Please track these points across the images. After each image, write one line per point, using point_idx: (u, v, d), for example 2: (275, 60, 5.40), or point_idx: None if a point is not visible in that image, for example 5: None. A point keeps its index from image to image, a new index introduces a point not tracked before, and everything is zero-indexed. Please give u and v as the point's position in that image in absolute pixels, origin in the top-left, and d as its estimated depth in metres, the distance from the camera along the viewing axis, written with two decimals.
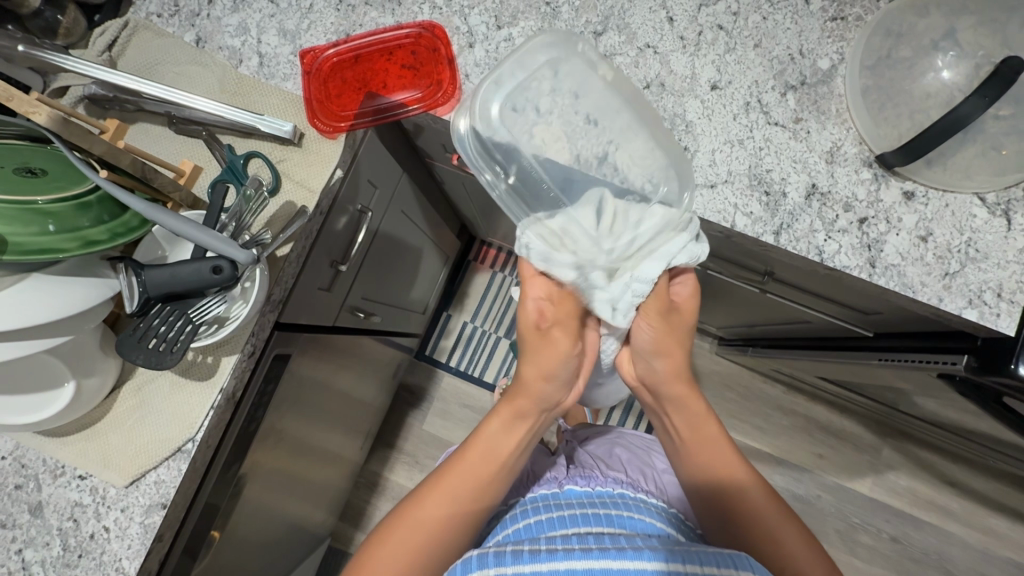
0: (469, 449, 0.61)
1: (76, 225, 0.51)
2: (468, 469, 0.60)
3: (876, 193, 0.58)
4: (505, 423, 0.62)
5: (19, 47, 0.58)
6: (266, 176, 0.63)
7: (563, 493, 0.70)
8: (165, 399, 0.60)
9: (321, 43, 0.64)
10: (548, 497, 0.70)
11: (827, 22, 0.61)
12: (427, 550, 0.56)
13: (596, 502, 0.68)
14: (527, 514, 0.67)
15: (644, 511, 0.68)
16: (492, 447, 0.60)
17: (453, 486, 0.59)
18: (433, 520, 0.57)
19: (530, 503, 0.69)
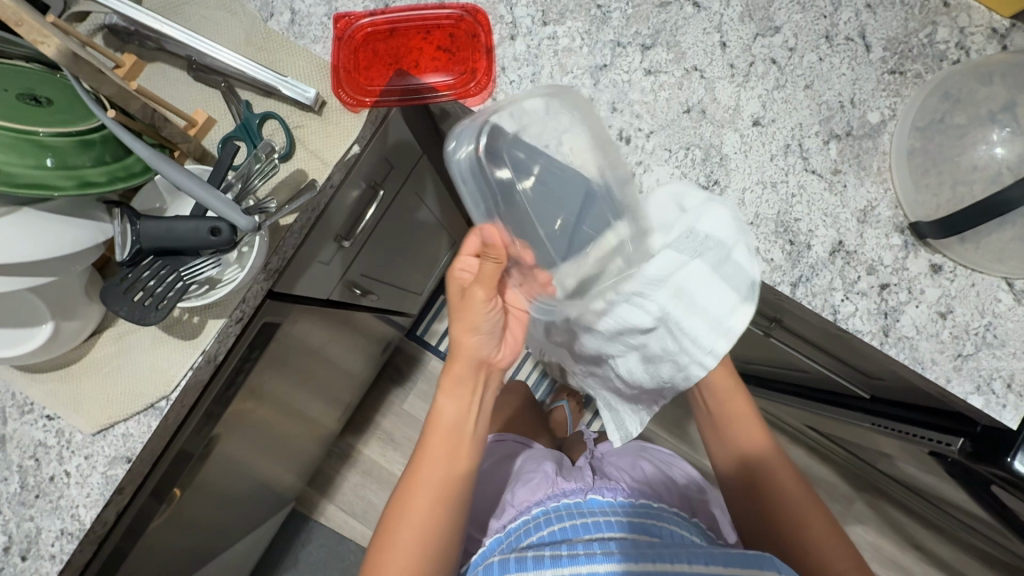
0: (428, 428, 0.64)
1: (75, 163, 0.48)
2: (438, 445, 0.62)
3: (902, 260, 0.56)
4: (452, 394, 0.63)
5: None
6: (279, 141, 0.60)
7: (587, 503, 0.70)
8: (145, 351, 0.59)
9: (357, 9, 0.61)
10: (572, 506, 0.70)
11: (884, 74, 0.59)
12: (432, 534, 0.60)
13: (620, 513, 0.68)
14: (552, 523, 0.68)
15: (666, 521, 0.69)
16: (449, 418, 0.63)
17: (428, 472, 0.61)
18: (420, 504, 0.60)
19: (554, 513, 0.70)
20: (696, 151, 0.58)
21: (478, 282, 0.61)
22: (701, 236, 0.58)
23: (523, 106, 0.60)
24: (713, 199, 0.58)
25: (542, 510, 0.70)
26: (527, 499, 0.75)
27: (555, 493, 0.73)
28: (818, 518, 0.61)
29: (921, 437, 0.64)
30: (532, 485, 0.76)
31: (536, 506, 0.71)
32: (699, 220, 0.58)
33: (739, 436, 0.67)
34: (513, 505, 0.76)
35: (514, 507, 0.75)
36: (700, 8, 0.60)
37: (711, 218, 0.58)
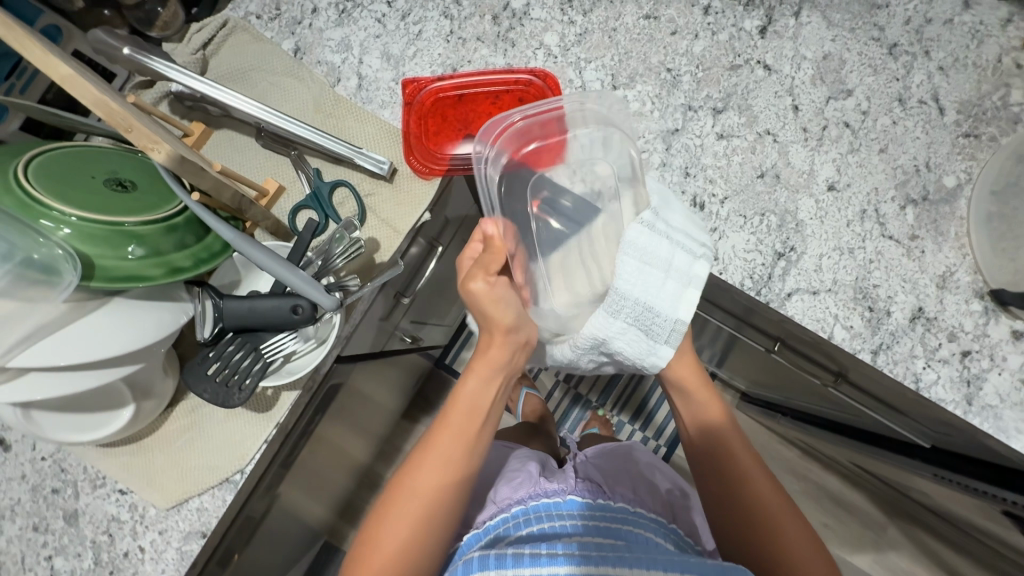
0: (450, 408, 0.56)
1: (161, 250, 0.48)
2: (454, 430, 0.55)
3: (983, 326, 0.56)
4: (483, 379, 0.56)
5: (124, 49, 0.54)
6: (351, 209, 0.60)
7: (567, 503, 0.67)
8: (218, 424, 0.58)
9: (426, 74, 0.62)
10: (550, 507, 0.67)
11: (959, 138, 0.58)
12: (432, 524, 0.53)
13: (601, 515, 0.65)
14: (530, 523, 0.65)
15: (644, 526, 0.66)
16: (475, 403, 0.56)
17: (438, 457, 0.54)
18: (426, 488, 0.53)
19: (534, 513, 0.66)
20: (771, 217, 0.58)
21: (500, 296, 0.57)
22: (778, 302, 0.57)
23: (596, 171, 0.60)
24: (790, 265, 0.57)
25: (523, 509, 0.67)
26: (508, 496, 0.71)
27: (538, 492, 0.69)
28: (786, 510, 0.55)
29: (993, 496, 0.64)
30: (514, 484, 0.72)
31: (516, 505, 0.68)
32: (776, 287, 0.57)
33: (698, 400, 0.61)
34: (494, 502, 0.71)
35: (495, 504, 0.71)
36: (771, 71, 0.60)
37: (788, 284, 0.57)
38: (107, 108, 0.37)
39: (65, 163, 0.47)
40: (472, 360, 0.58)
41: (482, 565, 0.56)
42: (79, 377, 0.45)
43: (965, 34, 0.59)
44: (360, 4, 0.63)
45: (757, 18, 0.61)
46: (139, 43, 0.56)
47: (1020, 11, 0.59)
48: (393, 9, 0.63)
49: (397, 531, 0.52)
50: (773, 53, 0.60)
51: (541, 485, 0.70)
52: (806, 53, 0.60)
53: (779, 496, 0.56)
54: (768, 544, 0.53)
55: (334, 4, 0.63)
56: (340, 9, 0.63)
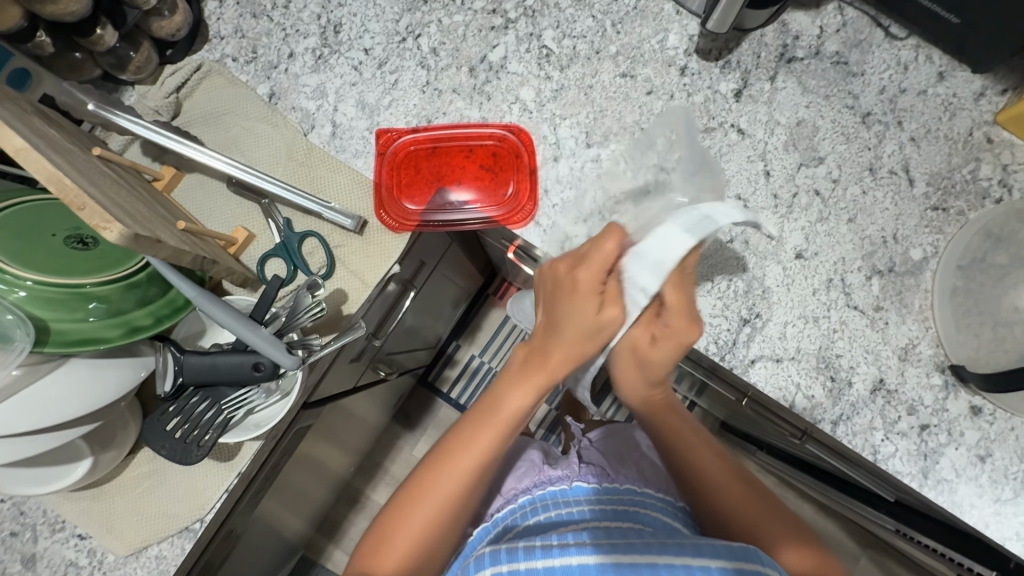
0: (488, 407, 0.56)
1: (121, 309, 0.48)
2: (492, 431, 0.56)
3: (943, 400, 0.56)
4: (527, 391, 0.55)
5: (88, 104, 0.56)
6: (320, 260, 0.60)
7: (573, 490, 0.66)
8: (179, 473, 0.58)
9: (400, 125, 0.62)
10: (557, 494, 0.66)
11: (927, 210, 0.59)
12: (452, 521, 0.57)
13: (607, 500, 0.64)
14: (536, 513, 0.65)
15: (654, 509, 0.64)
16: (514, 411, 0.56)
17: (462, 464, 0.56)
18: (451, 489, 0.56)
19: (541, 502, 0.66)
20: (738, 282, 0.59)
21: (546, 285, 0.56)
22: (742, 368, 0.58)
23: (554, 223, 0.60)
24: (755, 331, 0.58)
25: (529, 499, 0.67)
26: (514, 487, 0.70)
27: (542, 479, 0.68)
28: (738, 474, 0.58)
29: (959, 564, 0.67)
30: (518, 473, 0.71)
31: (522, 495, 0.68)
32: (740, 353, 0.58)
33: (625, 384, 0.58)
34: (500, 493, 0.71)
35: (501, 496, 0.70)
36: (744, 135, 0.60)
37: (752, 350, 0.58)
38: (61, 185, 0.37)
39: (24, 220, 0.47)
40: (523, 365, 0.56)
41: (494, 559, 0.55)
42: (32, 441, 0.46)
43: (938, 106, 0.60)
44: (338, 51, 0.63)
45: (732, 81, 0.61)
46: (106, 98, 0.57)
47: (993, 85, 0.60)
48: (370, 58, 0.63)
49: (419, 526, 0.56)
50: (747, 117, 0.60)
51: (545, 473, 0.69)
52: (780, 118, 0.60)
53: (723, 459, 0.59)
54: (724, 503, 0.56)
55: (311, 50, 0.63)
56: (317, 55, 0.63)
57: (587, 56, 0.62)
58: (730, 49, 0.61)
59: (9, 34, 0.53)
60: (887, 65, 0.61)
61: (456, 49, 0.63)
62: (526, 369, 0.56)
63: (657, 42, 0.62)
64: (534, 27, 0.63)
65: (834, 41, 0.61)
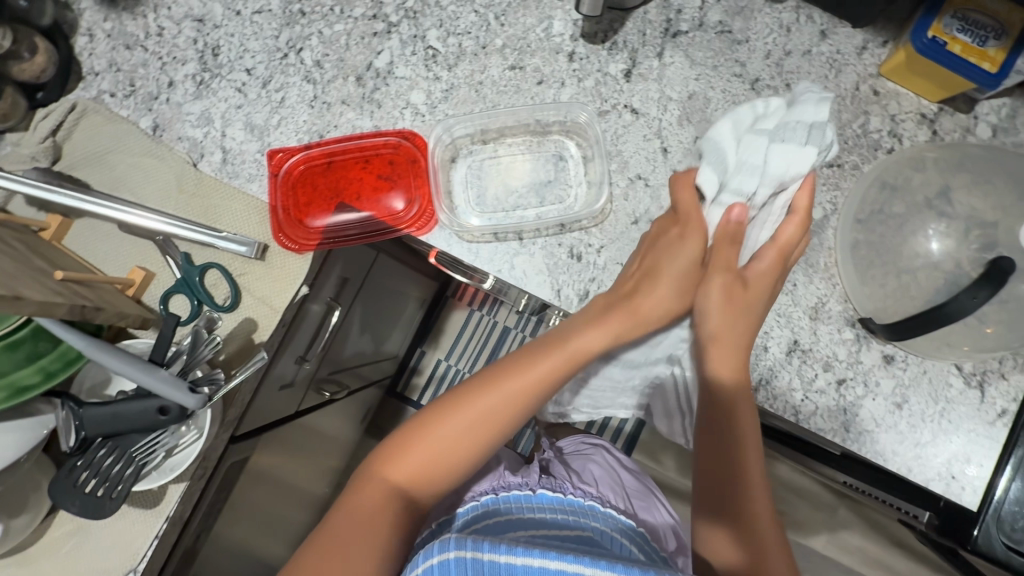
0: (514, 369, 0.52)
1: (3, 370, 0.47)
2: (489, 411, 0.51)
3: (856, 353, 0.57)
4: (553, 353, 0.52)
5: None
6: (224, 291, 0.58)
7: (537, 497, 0.61)
8: (106, 526, 0.56)
9: (291, 143, 0.60)
10: (521, 499, 0.60)
11: (824, 168, 0.59)
12: (415, 492, 0.50)
13: (569, 511, 0.60)
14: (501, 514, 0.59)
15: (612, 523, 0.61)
16: (544, 372, 0.52)
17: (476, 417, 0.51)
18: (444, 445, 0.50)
19: (504, 503, 0.60)
20: None
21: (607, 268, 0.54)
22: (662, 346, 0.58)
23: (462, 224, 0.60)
24: None
25: (494, 497, 0.61)
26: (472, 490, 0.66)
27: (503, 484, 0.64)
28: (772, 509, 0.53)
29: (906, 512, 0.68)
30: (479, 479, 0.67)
31: (486, 494, 0.62)
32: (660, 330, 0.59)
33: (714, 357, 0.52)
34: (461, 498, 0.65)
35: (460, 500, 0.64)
36: (639, 114, 0.60)
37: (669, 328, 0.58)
38: None
39: None
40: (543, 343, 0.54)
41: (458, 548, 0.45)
42: None
43: (824, 64, 0.60)
44: (219, 74, 0.61)
45: (621, 62, 0.61)
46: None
47: (874, 38, 0.60)
48: (253, 78, 0.61)
49: (424, 458, 0.50)
50: (639, 96, 0.60)
51: (505, 478, 0.65)
52: (671, 93, 0.60)
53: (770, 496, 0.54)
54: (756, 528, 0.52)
55: (191, 76, 0.61)
56: (198, 81, 0.61)
57: (474, 52, 0.61)
58: (615, 30, 0.61)
59: None
60: (770, 28, 0.61)
61: (340, 59, 0.61)
62: (555, 339, 0.53)
63: (542, 30, 0.61)
64: (417, 28, 0.61)
65: (716, 11, 0.61)
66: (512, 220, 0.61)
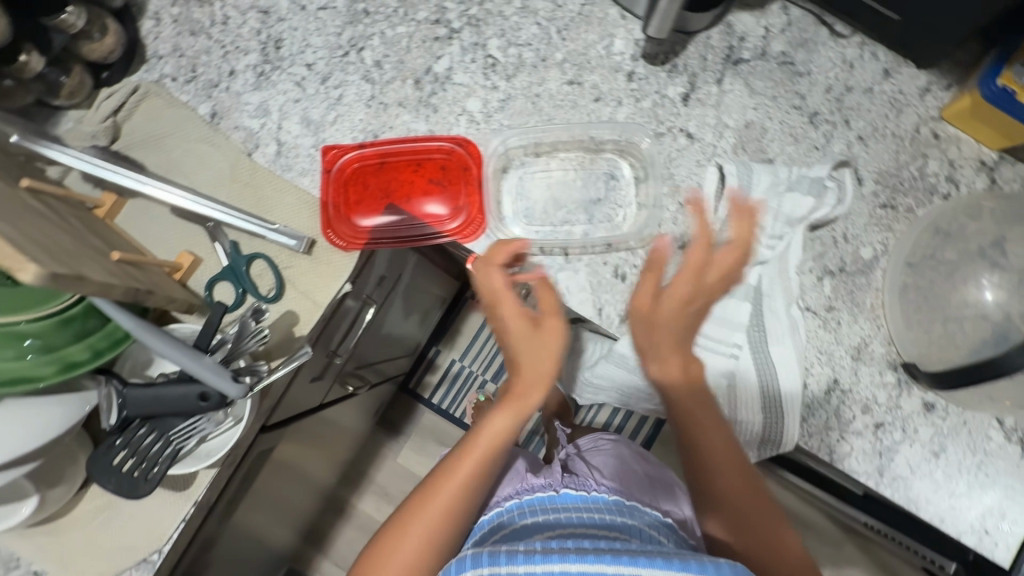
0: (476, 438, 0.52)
1: (57, 344, 0.47)
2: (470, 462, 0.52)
3: (896, 398, 0.57)
4: (507, 418, 0.51)
5: (14, 137, 0.54)
6: (269, 282, 0.59)
7: (560, 497, 0.62)
8: (136, 504, 0.57)
9: (346, 141, 0.61)
10: (544, 501, 0.62)
11: (877, 208, 0.59)
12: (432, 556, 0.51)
13: (593, 507, 0.61)
14: (527, 516, 0.61)
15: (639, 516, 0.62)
16: (494, 437, 0.51)
17: (475, 463, 0.52)
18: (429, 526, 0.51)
19: (529, 506, 0.62)
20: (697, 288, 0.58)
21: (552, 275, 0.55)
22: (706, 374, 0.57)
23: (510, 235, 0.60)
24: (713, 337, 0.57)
25: (518, 502, 0.63)
26: (497, 495, 0.67)
27: (526, 486, 0.65)
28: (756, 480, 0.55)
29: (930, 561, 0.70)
30: (503, 482, 0.69)
31: (510, 499, 0.64)
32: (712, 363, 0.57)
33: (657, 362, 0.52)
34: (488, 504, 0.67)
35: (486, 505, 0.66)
36: (694, 139, 0.60)
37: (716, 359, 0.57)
38: None
39: None
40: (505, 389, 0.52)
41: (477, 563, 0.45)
42: None
43: (885, 103, 0.60)
44: (279, 67, 0.62)
45: (680, 85, 0.60)
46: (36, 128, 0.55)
47: (938, 80, 0.60)
48: (313, 73, 0.62)
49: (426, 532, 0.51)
50: (695, 121, 0.60)
51: (528, 480, 0.67)
52: (728, 121, 0.60)
53: (760, 487, 0.55)
54: (744, 513, 0.54)
55: (252, 67, 0.62)
56: (259, 72, 0.62)
57: (533, 64, 0.61)
58: (676, 53, 0.61)
59: None
60: (833, 63, 0.60)
61: (400, 61, 0.62)
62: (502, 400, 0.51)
63: (603, 48, 0.61)
64: (479, 36, 0.62)
65: (780, 41, 0.61)
66: (559, 235, 0.61)
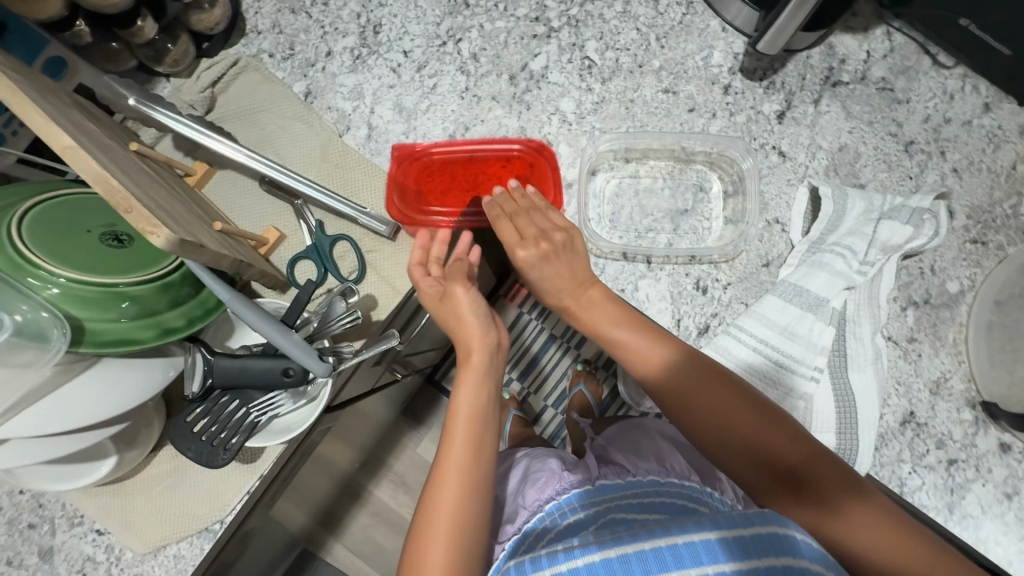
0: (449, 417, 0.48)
1: (155, 309, 0.48)
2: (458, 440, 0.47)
3: (972, 436, 0.56)
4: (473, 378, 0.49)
5: (130, 99, 0.55)
6: (351, 264, 0.59)
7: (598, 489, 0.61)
8: (202, 473, 0.57)
9: (437, 130, 0.61)
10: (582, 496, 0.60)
11: (966, 243, 0.58)
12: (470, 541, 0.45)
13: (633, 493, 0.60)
14: (567, 516, 0.58)
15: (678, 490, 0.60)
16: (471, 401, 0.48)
17: (461, 445, 0.47)
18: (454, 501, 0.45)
19: (568, 505, 0.60)
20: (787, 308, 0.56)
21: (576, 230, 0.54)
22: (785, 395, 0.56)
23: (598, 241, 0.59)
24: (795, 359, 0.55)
25: (557, 503, 0.60)
26: (537, 499, 0.64)
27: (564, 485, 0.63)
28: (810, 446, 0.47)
29: None
30: (540, 485, 0.66)
31: (549, 501, 0.61)
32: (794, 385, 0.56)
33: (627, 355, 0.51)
34: (523, 508, 0.64)
35: (525, 509, 0.63)
36: (786, 157, 0.59)
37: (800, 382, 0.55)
38: (109, 188, 0.36)
39: (63, 215, 0.47)
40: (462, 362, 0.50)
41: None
42: (64, 441, 0.46)
43: (983, 137, 0.59)
44: (376, 51, 0.62)
45: (776, 102, 0.60)
46: (141, 93, 0.56)
47: None
48: (409, 60, 0.62)
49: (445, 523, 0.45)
50: (789, 139, 0.60)
51: (565, 480, 0.64)
52: (822, 142, 0.59)
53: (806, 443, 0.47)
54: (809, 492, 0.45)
55: (349, 49, 0.62)
56: (355, 55, 0.62)
57: (630, 70, 0.61)
58: (775, 69, 0.60)
59: (48, 22, 0.51)
60: (933, 93, 0.60)
61: (497, 56, 0.62)
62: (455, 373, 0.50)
63: (701, 59, 0.61)
64: (577, 37, 0.62)
65: (880, 67, 0.61)
66: (643, 243, 0.61)
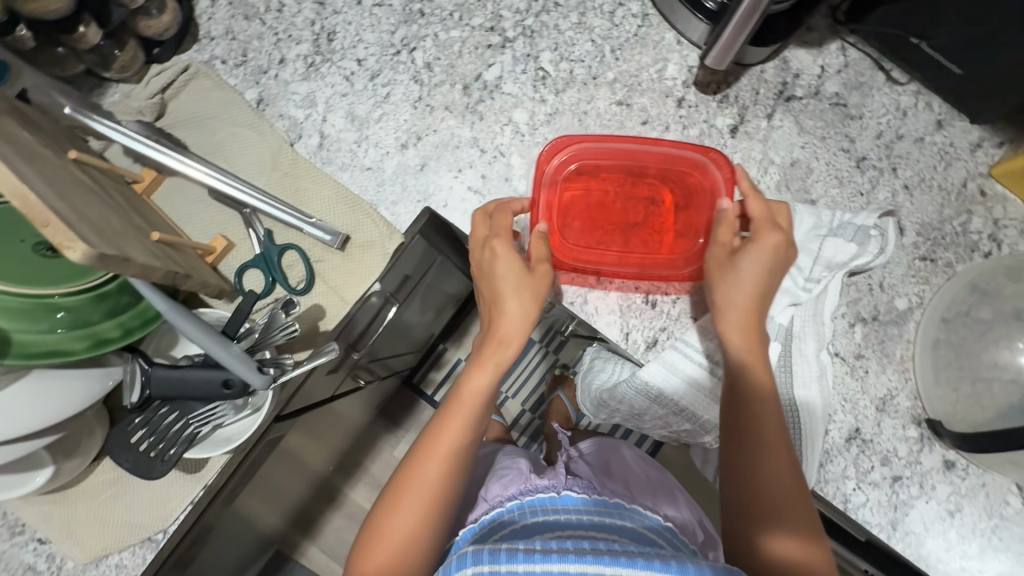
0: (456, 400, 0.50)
1: (89, 320, 0.47)
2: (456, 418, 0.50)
3: (917, 453, 0.56)
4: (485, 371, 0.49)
5: (65, 108, 0.55)
6: (299, 274, 0.59)
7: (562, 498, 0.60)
8: (146, 482, 0.57)
9: (389, 139, 0.60)
10: (545, 502, 0.60)
11: (916, 260, 0.58)
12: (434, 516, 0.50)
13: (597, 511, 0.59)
14: (528, 516, 0.58)
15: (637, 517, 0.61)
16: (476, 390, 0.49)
17: (455, 430, 0.50)
18: (430, 478, 0.50)
19: (530, 507, 0.59)
20: None
21: (769, 224, 0.51)
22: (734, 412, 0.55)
23: None
24: None
25: (520, 503, 0.60)
26: (500, 494, 0.64)
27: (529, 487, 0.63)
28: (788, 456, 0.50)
29: None
30: (505, 481, 0.67)
31: (512, 499, 0.61)
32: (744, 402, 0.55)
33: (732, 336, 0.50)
34: (484, 501, 0.65)
35: (486, 502, 0.64)
36: None
37: None
38: (25, 202, 0.36)
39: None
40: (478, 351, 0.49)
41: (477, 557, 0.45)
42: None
43: (934, 154, 0.59)
44: (329, 59, 0.62)
45: (729, 116, 0.60)
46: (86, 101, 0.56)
47: (990, 137, 0.59)
48: (362, 69, 0.61)
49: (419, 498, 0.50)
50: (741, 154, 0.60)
51: (531, 481, 0.64)
52: (774, 157, 0.59)
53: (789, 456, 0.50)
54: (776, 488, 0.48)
55: (303, 57, 0.62)
56: (309, 63, 0.62)
57: (584, 81, 0.61)
58: (728, 83, 0.60)
59: None
60: (885, 109, 0.60)
61: (451, 65, 0.61)
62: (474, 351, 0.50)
63: (655, 71, 0.61)
64: (532, 48, 0.61)
65: (834, 82, 0.61)
66: None
